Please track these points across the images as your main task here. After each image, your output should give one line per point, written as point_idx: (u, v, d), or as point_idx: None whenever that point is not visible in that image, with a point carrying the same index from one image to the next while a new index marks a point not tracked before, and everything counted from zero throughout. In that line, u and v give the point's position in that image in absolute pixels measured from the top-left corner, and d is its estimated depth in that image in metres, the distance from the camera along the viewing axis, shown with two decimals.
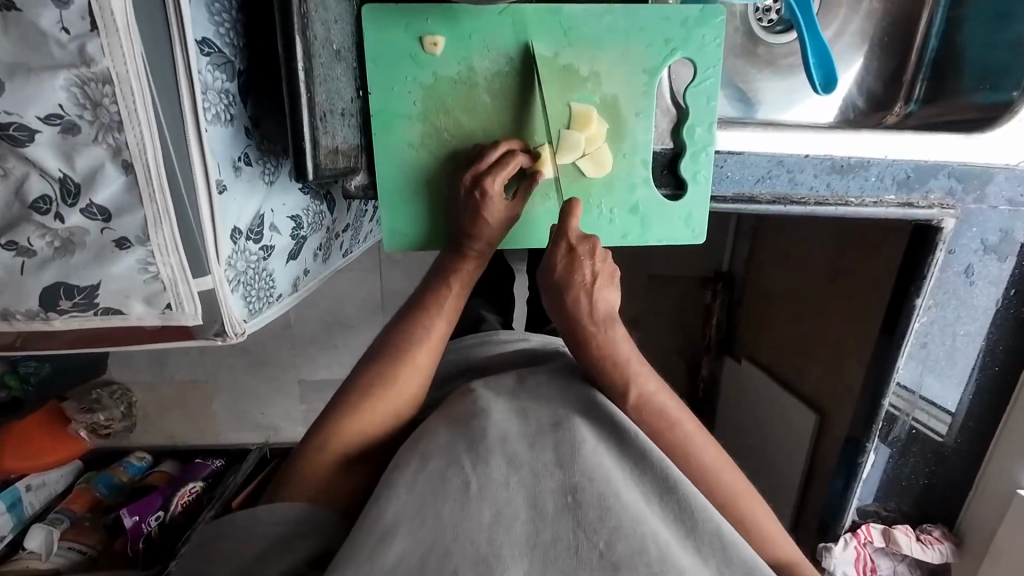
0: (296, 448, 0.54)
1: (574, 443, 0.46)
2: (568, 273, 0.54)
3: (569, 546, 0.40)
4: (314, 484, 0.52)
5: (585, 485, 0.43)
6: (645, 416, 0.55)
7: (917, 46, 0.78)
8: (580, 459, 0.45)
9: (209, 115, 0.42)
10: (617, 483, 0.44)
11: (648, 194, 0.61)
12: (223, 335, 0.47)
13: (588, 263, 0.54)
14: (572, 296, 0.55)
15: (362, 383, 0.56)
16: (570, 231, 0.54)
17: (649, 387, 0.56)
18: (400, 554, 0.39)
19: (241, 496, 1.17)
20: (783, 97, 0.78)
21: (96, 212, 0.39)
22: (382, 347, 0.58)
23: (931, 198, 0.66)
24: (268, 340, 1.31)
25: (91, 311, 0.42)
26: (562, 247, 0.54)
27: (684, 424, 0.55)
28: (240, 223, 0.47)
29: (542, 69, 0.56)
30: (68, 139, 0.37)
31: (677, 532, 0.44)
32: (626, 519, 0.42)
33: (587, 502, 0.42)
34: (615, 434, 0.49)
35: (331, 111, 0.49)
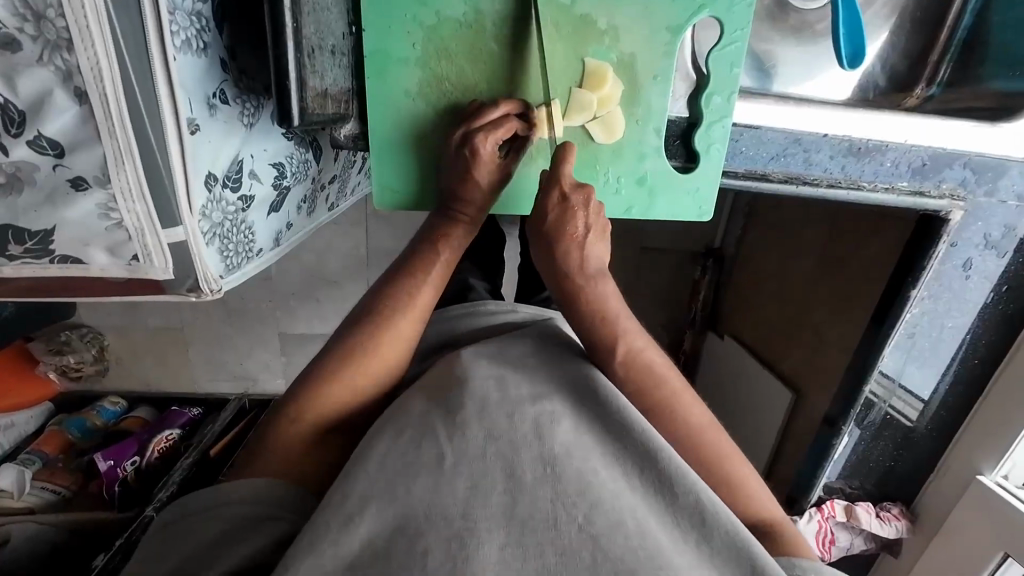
0: (272, 414, 0.52)
1: (552, 417, 0.46)
2: (560, 224, 0.53)
3: (548, 517, 0.39)
4: (286, 454, 0.50)
5: (564, 458, 0.42)
6: (633, 372, 0.54)
7: (948, 23, 0.73)
8: (557, 435, 0.44)
9: (178, 40, 0.36)
10: (597, 463, 0.44)
11: (659, 163, 0.57)
12: (197, 291, 0.43)
13: (581, 215, 0.53)
14: (562, 248, 0.54)
15: (342, 348, 0.53)
16: (564, 174, 0.52)
17: (637, 344, 0.55)
18: (368, 536, 0.38)
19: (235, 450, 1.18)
20: (804, 68, 0.73)
21: (47, 145, 0.34)
22: (366, 312, 0.55)
23: (943, 188, 0.64)
24: (247, 292, 1.27)
25: (46, 259, 0.38)
26: (555, 195, 0.53)
27: (670, 379, 0.55)
28: (216, 170, 0.42)
29: (556, 18, 0.51)
30: (7, 56, 0.31)
31: (655, 505, 0.44)
32: (604, 496, 0.41)
33: (567, 474, 0.42)
34: (596, 406, 0.48)
35: (320, 47, 0.43)
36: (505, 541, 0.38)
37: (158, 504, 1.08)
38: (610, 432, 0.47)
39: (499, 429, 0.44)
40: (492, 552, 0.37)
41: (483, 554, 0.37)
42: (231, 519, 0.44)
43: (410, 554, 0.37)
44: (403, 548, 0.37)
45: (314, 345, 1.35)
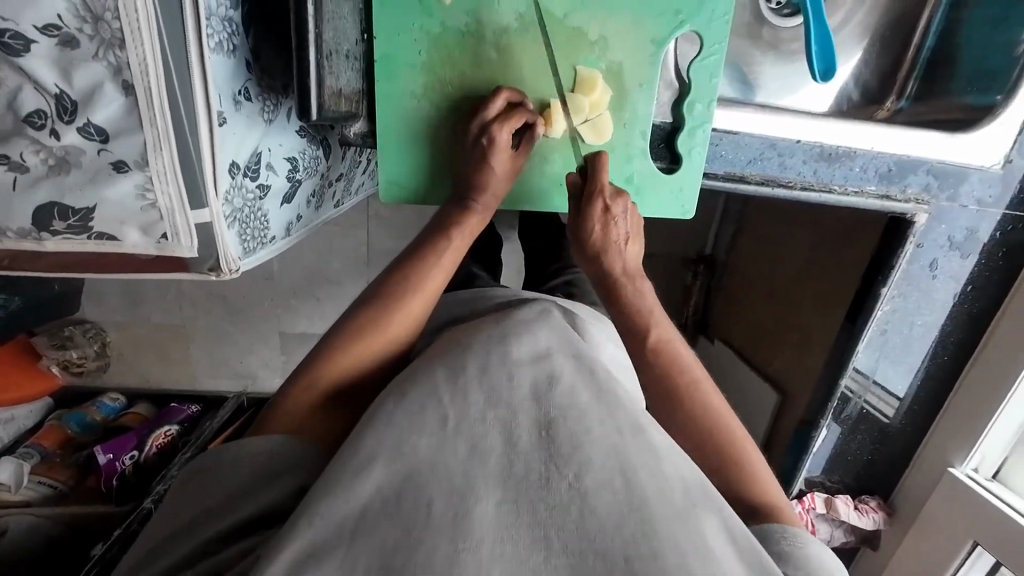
0: (285, 382, 0.55)
1: (552, 375, 0.49)
2: (604, 235, 0.61)
3: (540, 477, 0.42)
4: (297, 418, 0.52)
5: (560, 421, 0.45)
6: (663, 355, 0.59)
7: (914, 44, 0.78)
8: (556, 395, 0.47)
9: (213, 42, 0.41)
10: (592, 418, 0.46)
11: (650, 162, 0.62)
12: (217, 270, 0.47)
13: (619, 221, 0.61)
14: (606, 254, 0.62)
15: (354, 324, 0.56)
16: (604, 186, 0.59)
17: (666, 334, 0.60)
18: (377, 486, 0.41)
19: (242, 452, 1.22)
20: (782, 83, 0.79)
21: (94, 132, 0.38)
22: (379, 292, 0.58)
23: (908, 192, 0.69)
24: (251, 290, 1.31)
25: (84, 235, 0.42)
26: (598, 207, 0.59)
27: (697, 367, 0.59)
28: (238, 159, 0.46)
29: (550, 30, 0.56)
30: (66, 53, 0.36)
31: (652, 464, 0.44)
32: (596, 454, 0.43)
33: (562, 435, 0.44)
34: (593, 373, 0.50)
35: (337, 51, 0.48)
36: (501, 497, 0.41)
37: (156, 496, 1.11)
38: (607, 403, 0.47)
39: (499, 394, 0.47)
40: (489, 507, 0.40)
41: (480, 507, 0.40)
42: (245, 478, 0.47)
43: (416, 506, 0.40)
44: (409, 496, 0.40)
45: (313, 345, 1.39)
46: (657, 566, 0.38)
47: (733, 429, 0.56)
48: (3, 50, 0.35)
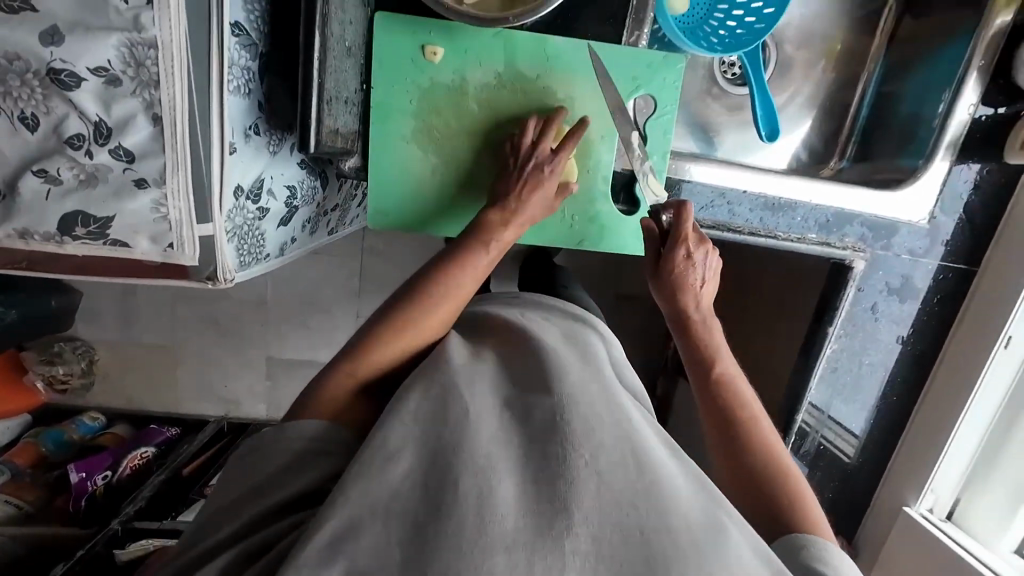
0: (323, 368, 0.57)
1: (569, 373, 0.51)
2: (683, 278, 0.67)
3: (553, 457, 0.43)
4: (332, 405, 0.54)
5: (573, 408, 0.46)
6: (724, 387, 0.63)
7: (852, 113, 0.88)
8: (569, 386, 0.49)
9: (232, 86, 0.48)
10: (599, 407, 0.48)
11: (651, 182, 0.67)
12: (214, 279, 0.53)
13: (697, 266, 0.67)
14: (682, 292, 0.68)
15: (393, 318, 0.59)
16: (687, 234, 0.65)
17: (732, 370, 0.65)
18: (407, 470, 0.42)
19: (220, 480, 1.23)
20: (740, 145, 0.88)
21: (123, 153, 0.45)
22: (411, 285, 0.62)
23: (846, 240, 0.77)
24: (244, 313, 1.35)
25: (100, 241, 0.47)
26: (679, 253, 0.66)
27: (755, 403, 0.63)
28: (243, 183, 0.53)
29: (524, 88, 0.65)
30: (109, 89, 0.43)
31: (666, 462, 0.46)
32: (609, 439, 0.44)
33: (573, 422, 0.45)
34: (602, 376, 0.54)
35: (337, 97, 0.55)
36: (520, 479, 0.42)
37: (124, 518, 1.10)
38: (613, 401, 0.50)
39: (510, 395, 0.50)
40: (510, 488, 0.41)
41: (502, 485, 0.41)
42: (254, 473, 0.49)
43: (444, 484, 0.41)
44: (437, 479, 0.41)
45: (299, 371, 1.41)
46: (671, 541, 0.39)
47: (787, 462, 0.59)
48: (58, 84, 0.42)
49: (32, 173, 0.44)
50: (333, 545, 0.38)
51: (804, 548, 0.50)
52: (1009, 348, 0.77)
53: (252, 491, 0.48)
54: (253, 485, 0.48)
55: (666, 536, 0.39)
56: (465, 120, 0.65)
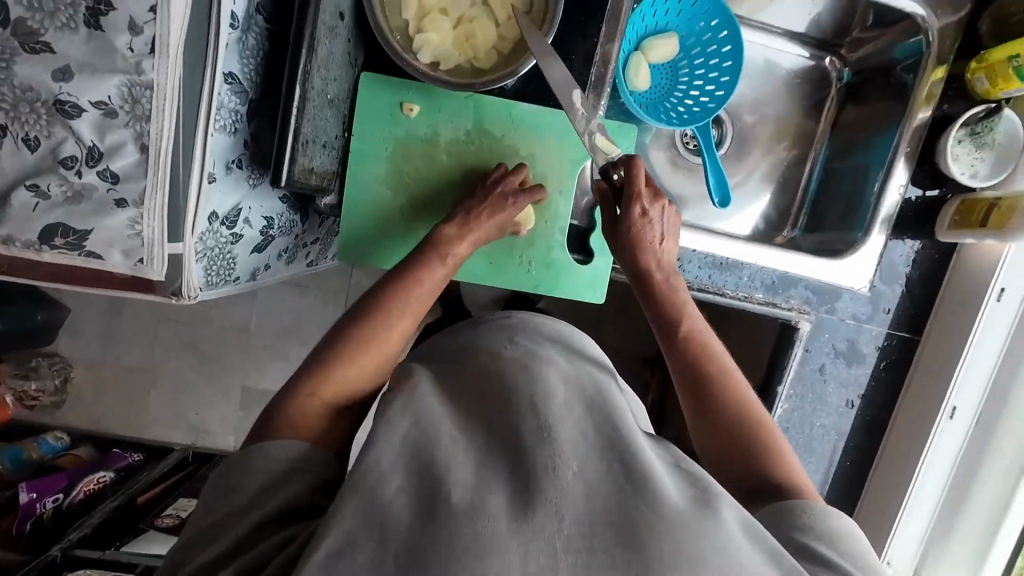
0: (278, 393, 0.55)
1: (533, 380, 0.42)
2: (642, 235, 0.67)
3: (517, 469, 0.35)
4: (301, 426, 0.52)
5: (532, 417, 0.38)
6: (693, 343, 0.63)
7: (801, 188, 0.94)
8: (532, 392, 0.41)
9: (218, 125, 0.55)
10: (567, 416, 0.39)
11: (601, 141, 0.66)
12: (178, 294, 0.57)
13: (655, 223, 0.67)
14: (646, 254, 0.67)
15: (348, 333, 0.60)
16: (640, 188, 0.66)
17: (698, 326, 0.64)
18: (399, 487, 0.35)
19: (173, 518, 1.18)
20: (699, 210, 0.93)
21: (109, 175, 0.50)
22: (369, 298, 0.64)
23: (792, 302, 0.81)
24: (225, 340, 1.38)
25: (75, 252, 0.52)
26: (635, 210, 0.66)
27: (723, 354, 0.62)
28: (219, 211, 0.58)
29: (490, 145, 0.72)
30: (105, 120, 0.49)
31: (651, 451, 0.38)
32: (577, 436, 0.37)
33: (541, 430, 0.37)
34: (580, 379, 0.45)
35: (314, 140, 0.61)
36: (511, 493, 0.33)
37: (65, 543, 1.07)
38: (592, 401, 0.41)
39: (470, 407, 0.42)
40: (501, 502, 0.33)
41: (494, 498, 0.33)
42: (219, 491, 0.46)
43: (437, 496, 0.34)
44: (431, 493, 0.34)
45: None
46: (657, 519, 0.32)
47: (763, 417, 0.58)
48: (62, 113, 0.48)
49: (24, 187, 0.49)
50: (328, 563, 0.32)
51: (792, 508, 0.47)
52: (953, 420, 0.79)
53: (231, 518, 0.43)
54: (231, 511, 0.44)
55: (656, 531, 0.32)
56: (436, 168, 0.72)
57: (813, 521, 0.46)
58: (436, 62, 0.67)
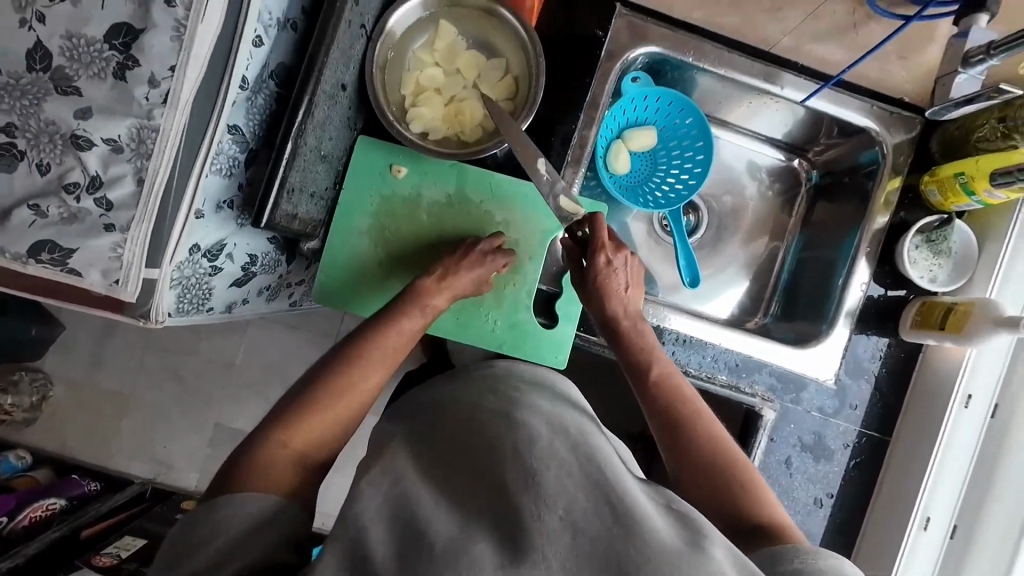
0: (242, 447, 0.51)
1: (512, 428, 0.45)
2: (609, 283, 0.68)
3: (506, 520, 0.36)
4: (273, 480, 0.48)
5: (512, 465, 0.40)
6: (664, 386, 0.62)
7: (773, 276, 0.95)
8: (510, 441, 0.43)
9: (214, 168, 0.60)
10: (549, 455, 0.41)
11: (565, 202, 0.70)
12: (146, 318, 0.61)
13: (621, 271, 0.68)
14: (616, 301, 0.68)
15: (322, 378, 0.59)
16: (604, 241, 0.68)
17: (669, 368, 0.64)
18: (383, 540, 0.37)
19: (108, 557, 1.10)
20: (674, 286, 0.95)
21: (104, 203, 0.55)
22: (355, 338, 0.64)
23: (756, 388, 0.81)
24: (208, 373, 1.38)
25: (58, 268, 0.55)
26: (600, 259, 0.68)
27: (695, 395, 0.62)
28: (202, 244, 0.64)
29: (469, 210, 0.77)
30: (111, 155, 0.54)
31: (636, 486, 0.41)
32: (557, 479, 0.39)
33: (525, 477, 0.39)
34: (562, 421, 0.47)
35: (300, 189, 0.67)
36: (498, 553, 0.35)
37: None
38: (574, 441, 0.43)
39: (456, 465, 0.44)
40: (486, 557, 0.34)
41: (479, 546, 0.35)
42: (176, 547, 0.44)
43: (419, 555, 0.35)
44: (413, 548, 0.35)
45: None
46: (640, 550, 0.35)
47: (742, 461, 0.57)
48: (75, 146, 0.54)
49: (26, 206, 0.54)
50: None
51: (779, 552, 0.45)
52: (928, 531, 0.74)
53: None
54: (194, 572, 0.41)
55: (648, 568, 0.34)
56: (416, 226, 0.77)
57: (807, 565, 0.43)
58: (425, 132, 0.75)
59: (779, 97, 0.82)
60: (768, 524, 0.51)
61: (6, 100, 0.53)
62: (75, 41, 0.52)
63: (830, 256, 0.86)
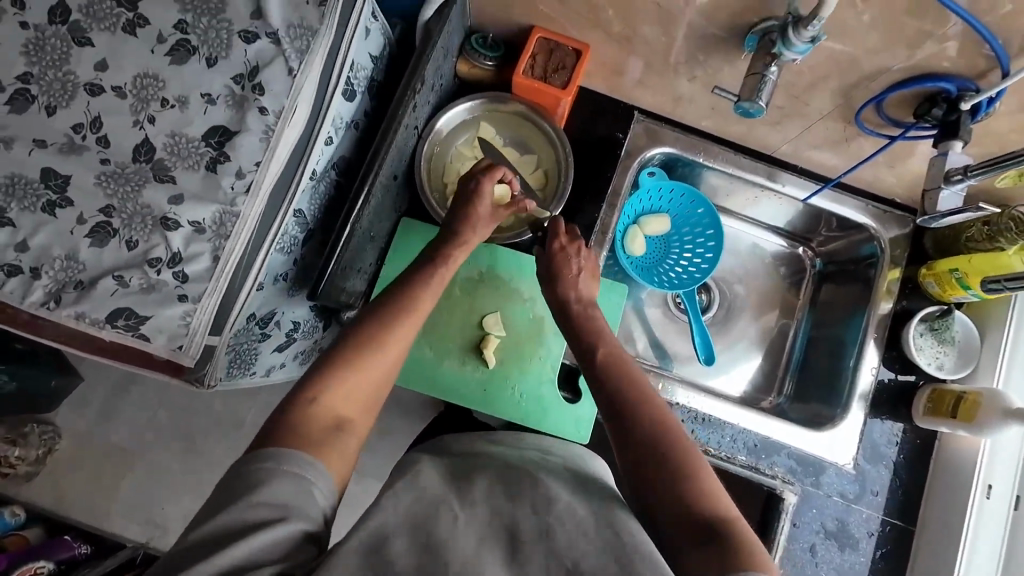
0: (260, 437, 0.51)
1: (531, 486, 0.52)
2: (563, 266, 0.71)
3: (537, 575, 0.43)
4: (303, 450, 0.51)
5: (528, 521, 0.48)
6: (611, 370, 0.61)
7: (786, 351, 0.99)
8: (530, 497, 0.50)
9: (278, 246, 0.67)
10: (562, 511, 0.49)
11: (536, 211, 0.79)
12: (200, 382, 0.65)
13: (575, 258, 0.72)
14: (566, 289, 0.70)
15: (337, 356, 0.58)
16: (561, 230, 0.73)
17: (618, 353, 0.63)
18: None
19: None
20: (690, 362, 0.98)
21: (180, 276, 0.61)
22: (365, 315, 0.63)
23: (776, 470, 0.82)
24: (219, 433, 1.31)
25: (130, 334, 0.60)
26: (555, 245, 0.72)
27: (641, 380, 0.60)
28: (258, 312, 0.69)
29: (501, 287, 0.83)
30: (193, 234, 0.61)
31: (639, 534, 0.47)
32: (567, 534, 0.46)
33: (544, 535, 0.46)
34: (574, 479, 0.55)
35: (349, 266, 0.73)
36: None
37: None
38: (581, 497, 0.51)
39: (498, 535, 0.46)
40: None
41: None
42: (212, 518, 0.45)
43: None
44: None
45: None
46: None
47: (686, 446, 0.54)
48: (164, 226, 0.61)
49: (112, 277, 0.60)
50: None
51: None
52: None
53: None
54: None
55: None
56: (449, 299, 0.82)
57: None
58: None
59: (781, 193, 0.91)
60: (707, 518, 0.48)
61: (111, 187, 0.62)
62: (177, 139, 0.62)
63: (842, 338, 0.90)
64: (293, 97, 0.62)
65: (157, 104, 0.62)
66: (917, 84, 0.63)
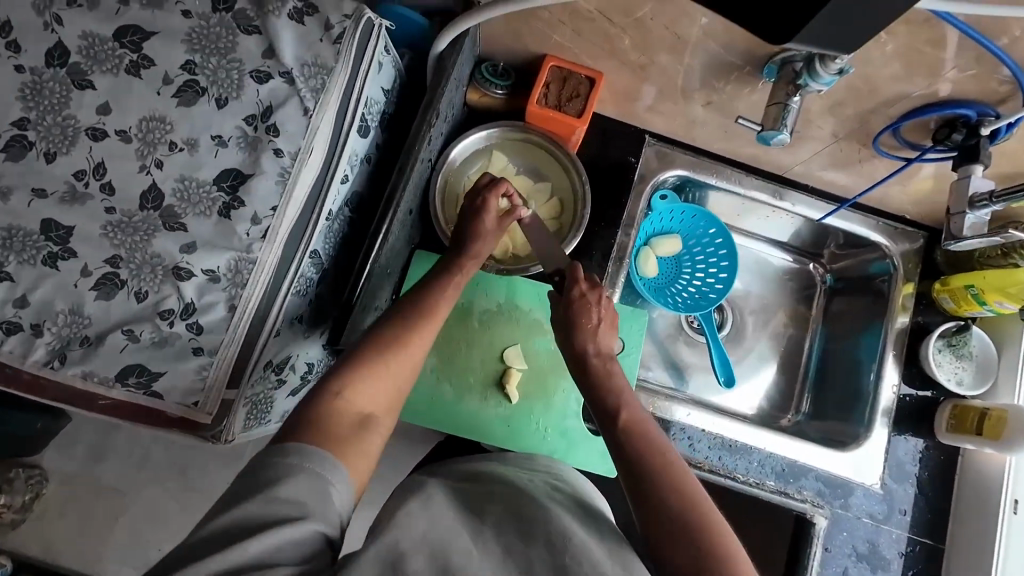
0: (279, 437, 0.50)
1: (541, 515, 0.50)
2: (581, 314, 0.67)
3: None
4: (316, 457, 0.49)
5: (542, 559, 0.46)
6: (633, 433, 0.57)
7: (803, 363, 0.97)
8: (544, 530, 0.48)
9: (295, 290, 0.63)
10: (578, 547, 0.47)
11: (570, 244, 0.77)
12: (216, 438, 0.59)
13: (596, 308, 0.68)
14: (583, 338, 0.67)
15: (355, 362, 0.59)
16: (580, 276, 0.69)
17: (639, 414, 0.60)
18: None
19: None
20: (708, 382, 0.96)
21: (195, 327, 0.58)
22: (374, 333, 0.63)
23: (804, 493, 0.81)
24: (213, 468, 1.16)
25: (141, 393, 0.57)
26: (575, 292, 0.68)
27: (667, 445, 0.57)
28: (274, 358, 0.63)
29: (521, 319, 0.81)
30: (208, 284, 0.59)
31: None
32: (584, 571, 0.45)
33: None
34: (584, 511, 0.52)
35: (365, 306, 0.69)
36: None
37: None
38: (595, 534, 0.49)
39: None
40: None
41: None
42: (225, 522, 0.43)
43: None
44: None
45: None
46: None
47: (717, 522, 0.50)
48: (176, 276, 0.58)
49: (121, 332, 0.57)
50: None
51: None
52: None
53: None
54: None
55: None
56: (469, 334, 0.80)
57: None
58: None
59: (790, 212, 0.91)
60: None
61: (118, 237, 0.59)
62: (187, 184, 0.60)
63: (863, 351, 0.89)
64: (308, 137, 0.61)
65: (164, 148, 0.60)
66: (937, 111, 0.64)
